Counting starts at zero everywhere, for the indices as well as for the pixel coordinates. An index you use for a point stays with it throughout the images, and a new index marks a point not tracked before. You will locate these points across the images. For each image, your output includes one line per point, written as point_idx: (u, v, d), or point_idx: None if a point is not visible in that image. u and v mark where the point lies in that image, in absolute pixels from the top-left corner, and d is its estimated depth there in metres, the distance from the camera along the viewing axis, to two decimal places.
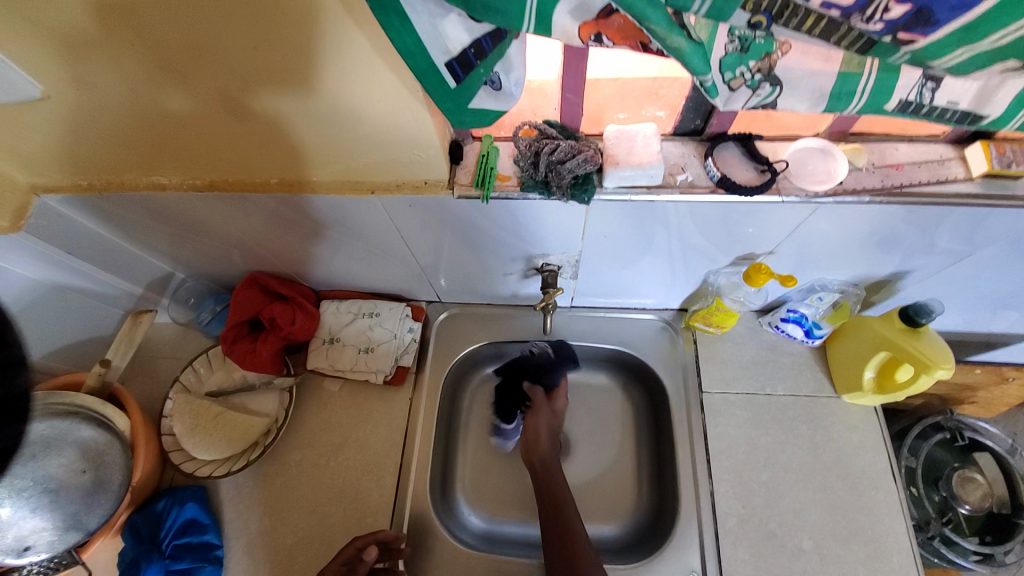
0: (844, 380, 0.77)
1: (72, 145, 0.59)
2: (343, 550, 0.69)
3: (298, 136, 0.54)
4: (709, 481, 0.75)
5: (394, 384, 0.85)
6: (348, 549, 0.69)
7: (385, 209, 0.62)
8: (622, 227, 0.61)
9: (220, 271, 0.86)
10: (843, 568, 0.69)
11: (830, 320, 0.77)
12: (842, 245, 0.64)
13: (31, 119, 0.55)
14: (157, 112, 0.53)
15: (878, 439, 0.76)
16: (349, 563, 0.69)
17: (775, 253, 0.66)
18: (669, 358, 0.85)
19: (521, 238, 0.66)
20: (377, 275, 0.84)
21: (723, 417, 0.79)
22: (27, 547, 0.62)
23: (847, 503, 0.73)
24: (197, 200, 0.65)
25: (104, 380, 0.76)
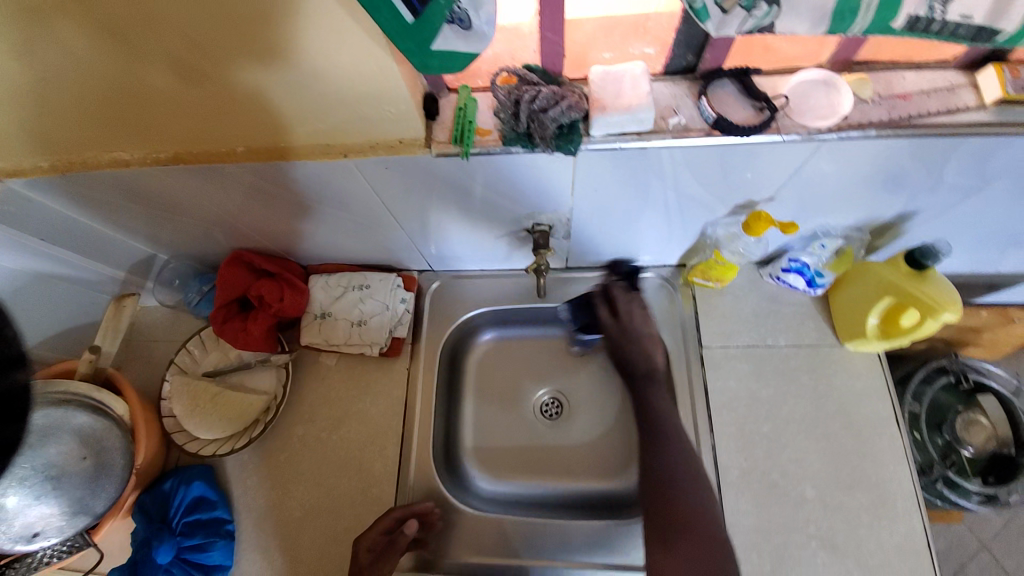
0: (848, 329, 0.75)
1: (23, 121, 0.55)
2: (381, 520, 0.71)
3: (260, 99, 0.50)
4: (711, 435, 0.75)
5: (390, 356, 0.84)
6: (386, 519, 0.71)
7: (361, 173, 0.59)
8: (613, 180, 0.58)
9: (203, 251, 0.84)
10: (845, 514, 0.69)
11: (833, 267, 0.74)
12: (847, 187, 0.61)
13: None
14: (111, 82, 0.49)
15: (881, 385, 0.75)
16: (389, 531, 0.71)
17: (775, 199, 0.63)
18: (668, 315, 0.84)
19: (508, 199, 0.63)
20: (365, 245, 0.81)
21: (724, 371, 0.78)
22: (35, 533, 0.63)
23: (849, 450, 0.73)
24: (165, 175, 0.62)
25: (96, 366, 0.74)
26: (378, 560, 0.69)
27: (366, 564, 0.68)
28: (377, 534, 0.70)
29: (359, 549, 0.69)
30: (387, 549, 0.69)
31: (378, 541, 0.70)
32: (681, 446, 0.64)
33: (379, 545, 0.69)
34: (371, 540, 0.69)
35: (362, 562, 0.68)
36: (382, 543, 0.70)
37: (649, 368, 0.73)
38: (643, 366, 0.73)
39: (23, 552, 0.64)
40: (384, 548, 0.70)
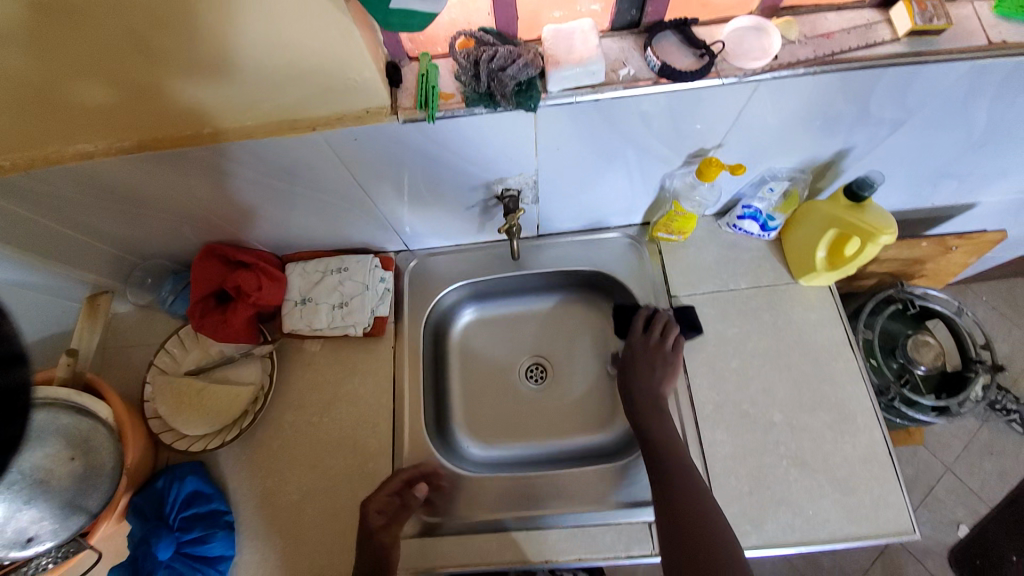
0: (801, 265, 0.81)
1: None
2: (389, 484, 0.75)
3: (224, 74, 0.51)
4: (685, 376, 0.80)
5: (375, 335, 0.86)
6: (394, 482, 0.75)
7: (329, 146, 0.60)
8: (574, 135, 0.62)
9: (174, 248, 0.83)
10: (811, 432, 0.76)
11: (781, 209, 0.80)
12: (787, 129, 0.66)
13: None
14: (68, 72, 0.49)
15: (834, 315, 0.82)
16: (398, 494, 0.75)
17: (723, 145, 0.68)
18: (638, 272, 0.89)
19: (476, 164, 0.66)
20: (340, 228, 0.82)
21: (693, 317, 0.84)
22: (29, 538, 0.61)
23: (811, 376, 0.79)
24: (132, 165, 0.62)
25: (75, 370, 0.74)
26: (389, 521, 0.72)
27: (376, 525, 0.71)
28: (387, 497, 0.74)
29: (369, 511, 0.72)
30: (398, 510, 0.73)
31: (389, 502, 0.74)
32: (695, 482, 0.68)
33: (390, 506, 0.73)
34: (380, 502, 0.73)
35: (373, 523, 0.71)
36: (393, 505, 0.74)
37: (656, 397, 0.77)
38: (649, 395, 0.77)
39: (19, 560, 0.63)
40: (394, 509, 0.73)
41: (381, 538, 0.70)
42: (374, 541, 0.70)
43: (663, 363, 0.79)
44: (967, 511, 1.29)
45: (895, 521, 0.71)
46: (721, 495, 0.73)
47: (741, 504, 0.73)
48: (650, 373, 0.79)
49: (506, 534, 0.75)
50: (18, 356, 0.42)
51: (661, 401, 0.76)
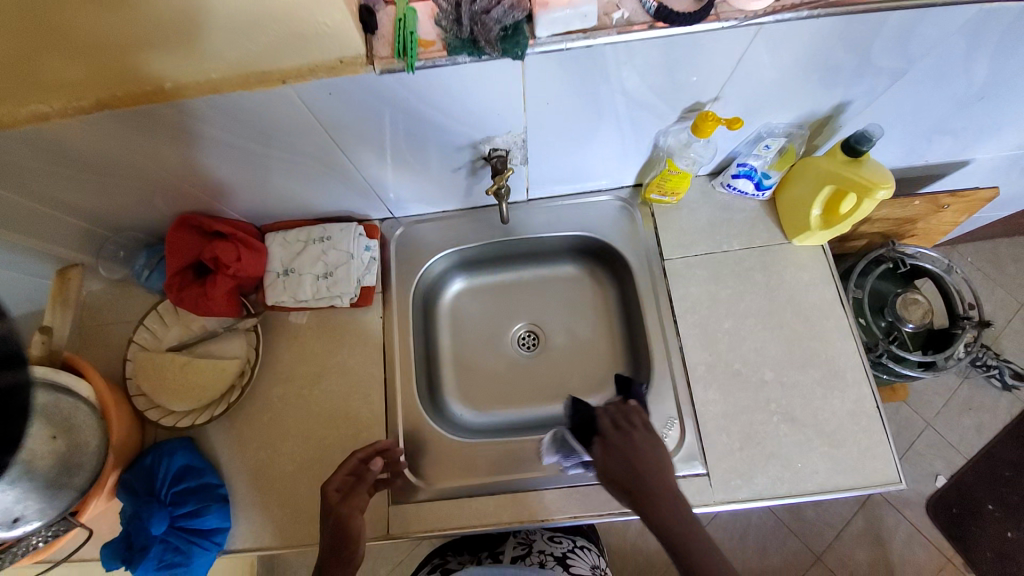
0: (794, 225, 0.80)
1: None
2: (346, 462, 0.71)
3: (185, 18, 0.46)
4: (678, 338, 0.80)
5: (362, 306, 0.84)
6: (350, 461, 0.72)
7: (303, 100, 0.56)
8: (564, 85, 0.59)
9: (146, 220, 0.79)
10: (802, 389, 0.77)
11: (778, 166, 0.78)
12: (786, 81, 0.63)
13: None
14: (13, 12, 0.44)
15: (827, 273, 0.82)
16: (355, 473, 0.71)
17: (720, 98, 0.65)
18: (631, 236, 0.87)
19: (461, 121, 0.63)
20: (321, 195, 0.79)
21: (686, 279, 0.83)
22: (15, 518, 0.59)
23: (802, 335, 0.79)
24: (92, 127, 0.57)
25: (51, 349, 0.71)
26: (347, 497, 0.68)
27: (335, 502, 0.67)
28: (343, 475, 0.70)
29: (326, 490, 0.68)
30: (355, 486, 0.69)
31: (345, 481, 0.70)
32: None
33: (348, 484, 0.69)
34: (338, 480, 0.69)
35: (331, 501, 0.68)
36: (350, 483, 0.70)
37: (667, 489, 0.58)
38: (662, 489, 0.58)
39: (8, 541, 0.61)
40: (352, 486, 0.70)
41: (341, 514, 0.66)
42: (333, 517, 0.66)
43: (648, 441, 0.62)
44: (944, 463, 1.34)
45: (881, 471, 0.73)
46: (713, 452, 0.74)
47: (732, 460, 0.74)
48: (643, 456, 0.60)
49: (501, 496, 0.76)
50: (16, 356, 0.41)
51: (678, 498, 0.58)
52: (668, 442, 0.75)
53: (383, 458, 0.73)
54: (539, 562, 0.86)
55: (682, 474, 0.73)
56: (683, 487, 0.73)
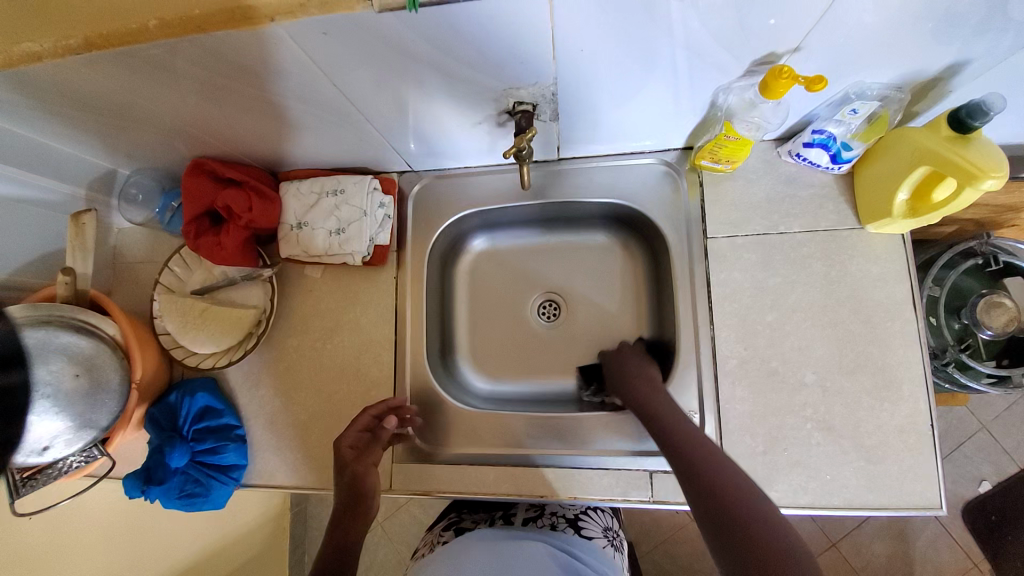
0: (870, 209, 0.68)
1: None
2: (359, 419, 0.73)
3: None
4: (711, 328, 0.72)
5: (376, 264, 0.81)
6: (364, 418, 0.73)
7: (296, 40, 0.49)
8: (604, 27, 0.49)
9: (165, 161, 0.78)
10: (846, 397, 0.68)
11: (862, 137, 0.65)
12: (887, 30, 0.50)
13: None
14: None
15: (901, 268, 0.69)
16: (369, 430, 0.73)
17: (802, 49, 0.53)
18: (672, 206, 0.77)
19: (480, 69, 0.54)
20: (336, 145, 0.74)
21: (730, 262, 0.73)
22: (45, 446, 0.64)
23: (856, 336, 0.69)
24: (89, 67, 0.54)
25: (75, 290, 0.73)
26: (361, 455, 0.71)
27: (349, 459, 0.71)
28: (357, 433, 0.72)
29: (341, 446, 0.71)
30: (370, 444, 0.72)
31: (359, 438, 0.72)
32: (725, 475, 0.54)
33: (361, 441, 0.72)
34: (352, 438, 0.72)
35: (346, 458, 0.71)
36: (364, 440, 0.72)
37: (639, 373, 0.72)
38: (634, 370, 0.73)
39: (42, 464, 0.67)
40: (365, 443, 0.72)
41: (355, 471, 0.70)
42: (348, 472, 0.70)
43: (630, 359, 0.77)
44: (994, 468, 1.22)
45: (922, 494, 0.65)
46: (731, 453, 0.69)
47: (751, 462, 0.68)
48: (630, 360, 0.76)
49: (503, 469, 0.75)
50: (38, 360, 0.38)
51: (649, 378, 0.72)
52: None
53: (395, 416, 0.74)
54: (550, 524, 0.86)
55: None
56: None
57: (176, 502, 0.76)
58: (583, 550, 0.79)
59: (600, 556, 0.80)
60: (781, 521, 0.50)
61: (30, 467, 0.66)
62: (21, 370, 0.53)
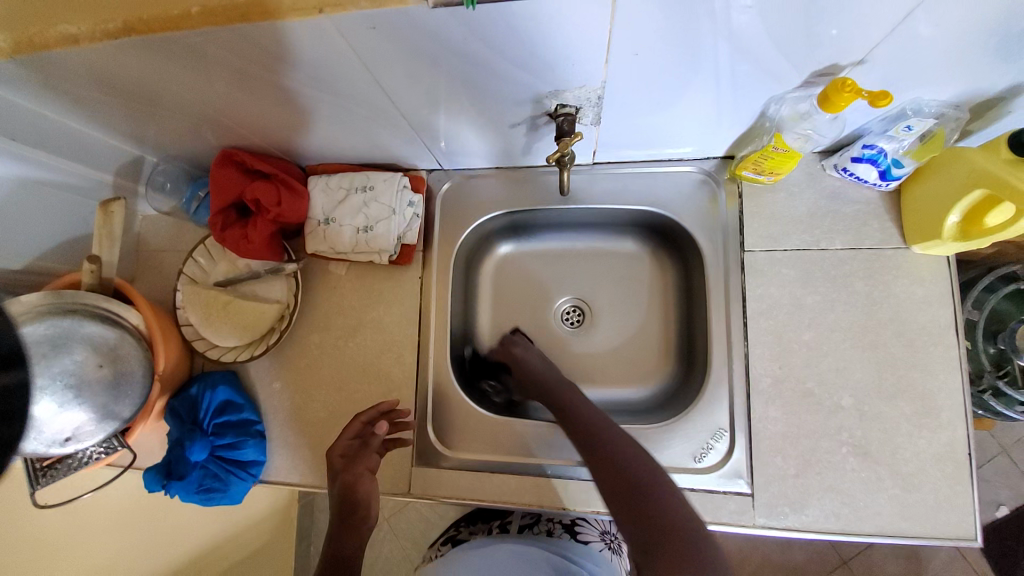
0: (918, 228, 0.66)
1: None
2: (350, 426, 0.71)
3: None
4: (745, 344, 0.70)
5: (402, 264, 0.79)
6: (354, 425, 0.71)
7: (342, 33, 0.47)
8: (661, 32, 0.47)
9: (194, 150, 0.78)
10: (884, 423, 0.66)
11: (914, 155, 0.62)
12: (956, 47, 0.48)
13: None
14: None
15: (946, 292, 0.67)
16: (360, 437, 0.71)
17: (866, 62, 0.50)
18: (709, 217, 0.75)
19: (528, 69, 0.52)
20: (369, 141, 0.73)
21: (767, 277, 0.71)
22: (67, 438, 0.64)
23: (897, 360, 0.67)
24: (126, 52, 0.52)
25: (100, 278, 0.72)
26: (352, 463, 0.69)
27: (340, 468, 0.69)
28: (349, 439, 0.70)
29: (332, 455, 0.70)
30: (360, 450, 0.70)
31: (351, 445, 0.70)
32: (625, 447, 0.58)
33: (352, 449, 0.70)
34: (343, 445, 0.70)
35: (337, 467, 0.69)
36: (355, 447, 0.70)
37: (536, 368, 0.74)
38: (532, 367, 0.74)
39: (60, 455, 0.67)
40: (357, 451, 0.70)
41: (345, 480, 0.67)
42: (339, 482, 0.68)
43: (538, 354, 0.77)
44: (1011, 494, 1.17)
45: (955, 525, 0.63)
46: (761, 474, 0.67)
47: (782, 485, 0.67)
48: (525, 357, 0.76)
49: (523, 478, 0.74)
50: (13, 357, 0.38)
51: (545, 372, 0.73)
52: (714, 454, 0.69)
53: (386, 421, 0.72)
54: (546, 531, 0.82)
55: (722, 489, 0.68)
56: (723, 504, 0.67)
57: (194, 497, 0.75)
58: (582, 556, 0.77)
59: (599, 561, 0.78)
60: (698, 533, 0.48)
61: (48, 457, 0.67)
62: (24, 369, 0.39)
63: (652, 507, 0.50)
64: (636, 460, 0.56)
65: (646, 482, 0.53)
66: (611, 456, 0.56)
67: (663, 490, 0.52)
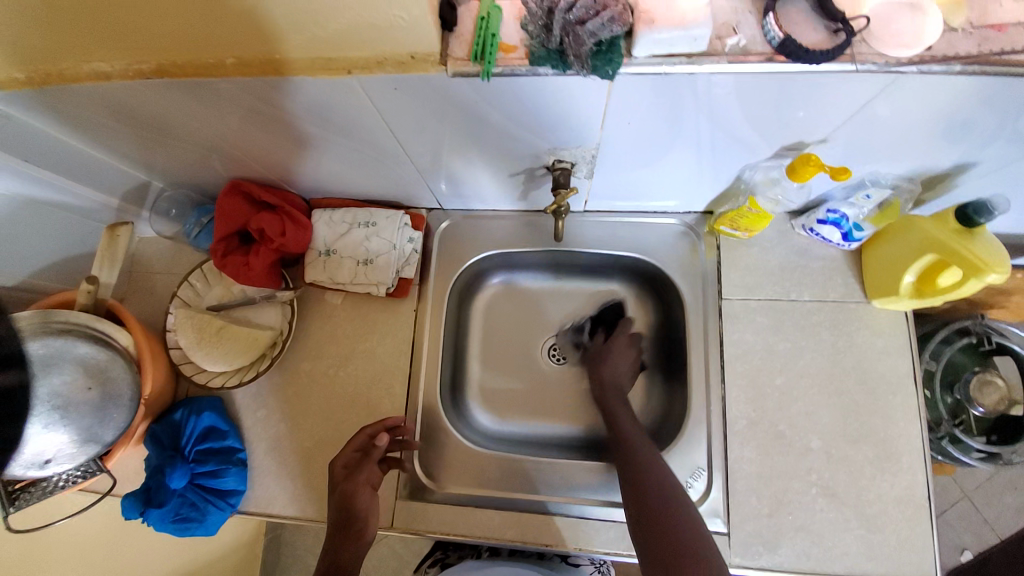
0: (877, 285, 0.72)
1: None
2: (353, 440, 0.71)
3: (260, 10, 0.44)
4: (722, 386, 0.74)
5: (398, 296, 0.82)
6: (357, 439, 0.71)
7: (365, 91, 0.52)
8: (650, 106, 0.53)
9: (201, 179, 0.80)
10: (849, 466, 0.70)
11: (873, 221, 0.70)
12: (902, 134, 0.55)
13: None
14: None
15: (904, 344, 0.73)
16: (362, 449, 0.72)
17: (828, 141, 0.58)
18: (689, 264, 0.81)
19: (531, 129, 0.58)
20: (375, 179, 0.77)
21: (742, 324, 0.76)
22: (47, 460, 0.63)
23: (860, 406, 0.72)
24: (150, 88, 0.56)
25: (96, 298, 0.73)
26: (352, 474, 0.70)
27: (340, 479, 0.69)
28: (351, 452, 0.71)
29: (335, 466, 0.70)
30: (361, 462, 0.71)
31: (352, 457, 0.71)
32: (653, 466, 0.66)
33: (353, 461, 0.71)
34: (345, 457, 0.71)
35: (337, 477, 0.70)
36: (356, 460, 0.71)
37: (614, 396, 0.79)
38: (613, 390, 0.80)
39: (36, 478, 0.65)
40: (357, 463, 0.71)
41: (345, 490, 0.68)
42: (338, 493, 0.68)
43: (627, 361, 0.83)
44: (973, 538, 1.21)
45: (918, 567, 0.66)
46: (738, 513, 0.70)
47: (756, 524, 0.69)
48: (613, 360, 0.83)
49: (508, 514, 0.75)
50: None
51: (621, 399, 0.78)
52: (692, 493, 0.72)
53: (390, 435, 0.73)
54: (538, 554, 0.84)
55: None
56: None
57: (169, 526, 0.74)
58: None
59: None
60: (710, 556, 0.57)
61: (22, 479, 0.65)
62: None
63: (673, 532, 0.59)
64: (657, 480, 0.64)
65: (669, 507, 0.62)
66: (639, 479, 0.65)
67: (680, 513, 0.61)
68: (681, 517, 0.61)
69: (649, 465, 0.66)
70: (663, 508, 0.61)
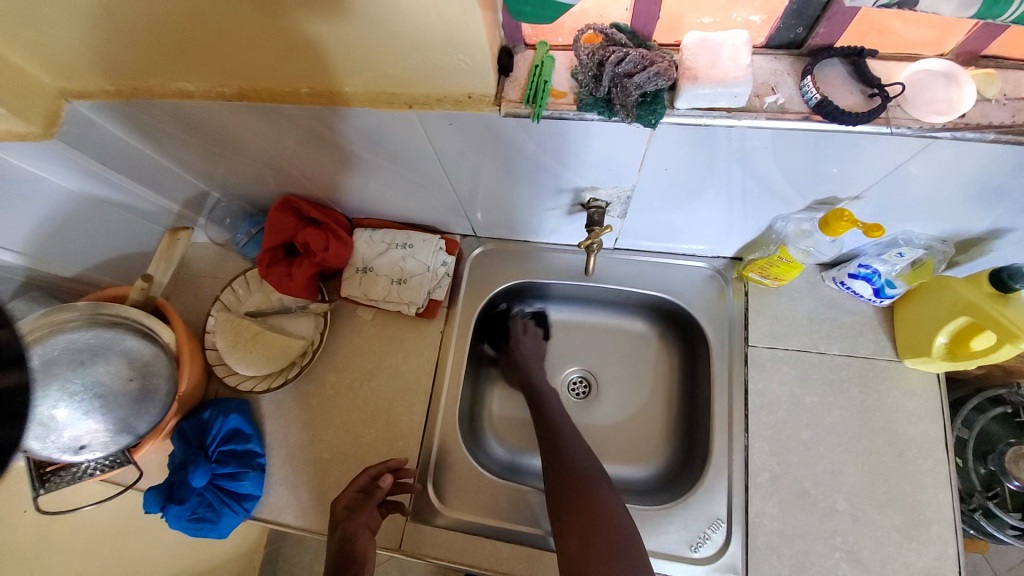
0: (909, 345, 0.71)
1: (102, 48, 0.54)
2: (356, 479, 0.72)
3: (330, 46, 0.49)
4: (745, 435, 0.73)
5: (426, 317, 0.85)
6: (360, 478, 0.72)
7: (422, 126, 0.57)
8: (686, 155, 0.55)
9: (254, 191, 0.86)
10: (876, 531, 0.67)
11: (906, 279, 0.69)
12: (935, 196, 0.56)
13: (59, 21, 0.51)
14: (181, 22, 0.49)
15: (936, 407, 0.71)
16: (364, 490, 0.72)
17: (861, 198, 0.59)
18: (715, 307, 0.81)
19: (570, 168, 0.61)
20: (416, 204, 0.81)
21: (768, 372, 0.75)
22: (82, 446, 0.67)
23: (889, 469, 0.69)
24: (225, 108, 0.62)
25: (147, 295, 0.77)
26: (353, 514, 0.69)
27: (341, 519, 0.69)
28: (353, 492, 0.71)
29: (335, 506, 0.70)
30: (363, 503, 0.70)
31: (355, 498, 0.71)
32: (574, 442, 0.76)
33: (355, 501, 0.70)
34: (347, 497, 0.71)
35: (337, 518, 0.69)
36: (358, 500, 0.71)
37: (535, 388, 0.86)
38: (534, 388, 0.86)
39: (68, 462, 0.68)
40: (359, 503, 0.70)
41: (345, 531, 0.68)
42: (338, 534, 0.68)
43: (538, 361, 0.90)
44: None
45: None
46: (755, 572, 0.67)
47: None
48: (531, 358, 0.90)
49: (517, 550, 0.73)
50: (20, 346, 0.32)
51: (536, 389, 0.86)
52: (709, 545, 0.69)
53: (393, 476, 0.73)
54: None
55: None
56: None
57: (184, 524, 0.75)
58: None
59: None
60: (623, 517, 0.65)
61: (54, 462, 0.68)
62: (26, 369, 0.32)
63: (591, 494, 0.67)
64: (582, 455, 0.73)
65: (587, 473, 0.70)
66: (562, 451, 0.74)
67: (598, 480, 0.69)
68: (597, 480, 0.69)
69: (573, 441, 0.76)
70: (582, 472, 0.70)
